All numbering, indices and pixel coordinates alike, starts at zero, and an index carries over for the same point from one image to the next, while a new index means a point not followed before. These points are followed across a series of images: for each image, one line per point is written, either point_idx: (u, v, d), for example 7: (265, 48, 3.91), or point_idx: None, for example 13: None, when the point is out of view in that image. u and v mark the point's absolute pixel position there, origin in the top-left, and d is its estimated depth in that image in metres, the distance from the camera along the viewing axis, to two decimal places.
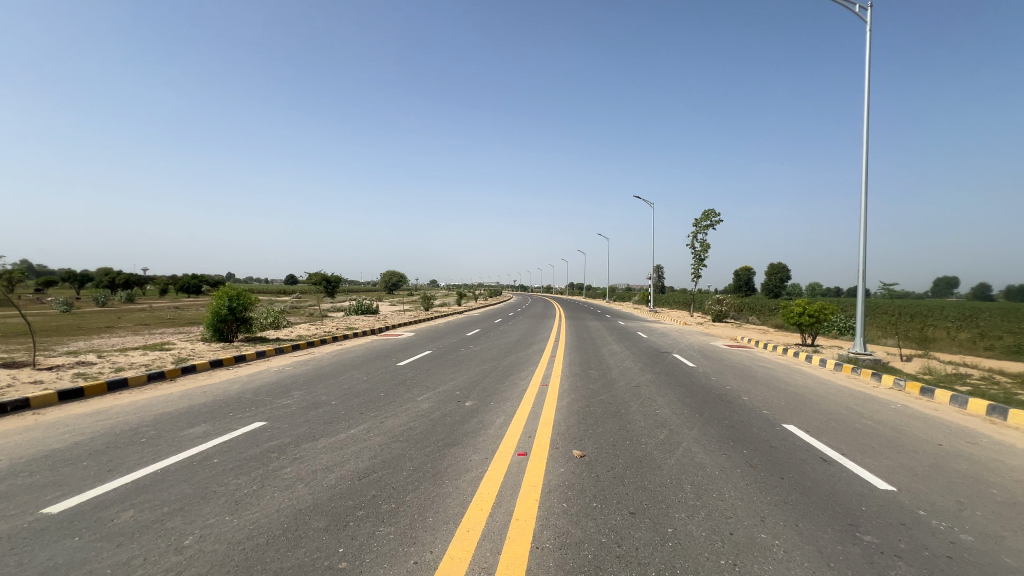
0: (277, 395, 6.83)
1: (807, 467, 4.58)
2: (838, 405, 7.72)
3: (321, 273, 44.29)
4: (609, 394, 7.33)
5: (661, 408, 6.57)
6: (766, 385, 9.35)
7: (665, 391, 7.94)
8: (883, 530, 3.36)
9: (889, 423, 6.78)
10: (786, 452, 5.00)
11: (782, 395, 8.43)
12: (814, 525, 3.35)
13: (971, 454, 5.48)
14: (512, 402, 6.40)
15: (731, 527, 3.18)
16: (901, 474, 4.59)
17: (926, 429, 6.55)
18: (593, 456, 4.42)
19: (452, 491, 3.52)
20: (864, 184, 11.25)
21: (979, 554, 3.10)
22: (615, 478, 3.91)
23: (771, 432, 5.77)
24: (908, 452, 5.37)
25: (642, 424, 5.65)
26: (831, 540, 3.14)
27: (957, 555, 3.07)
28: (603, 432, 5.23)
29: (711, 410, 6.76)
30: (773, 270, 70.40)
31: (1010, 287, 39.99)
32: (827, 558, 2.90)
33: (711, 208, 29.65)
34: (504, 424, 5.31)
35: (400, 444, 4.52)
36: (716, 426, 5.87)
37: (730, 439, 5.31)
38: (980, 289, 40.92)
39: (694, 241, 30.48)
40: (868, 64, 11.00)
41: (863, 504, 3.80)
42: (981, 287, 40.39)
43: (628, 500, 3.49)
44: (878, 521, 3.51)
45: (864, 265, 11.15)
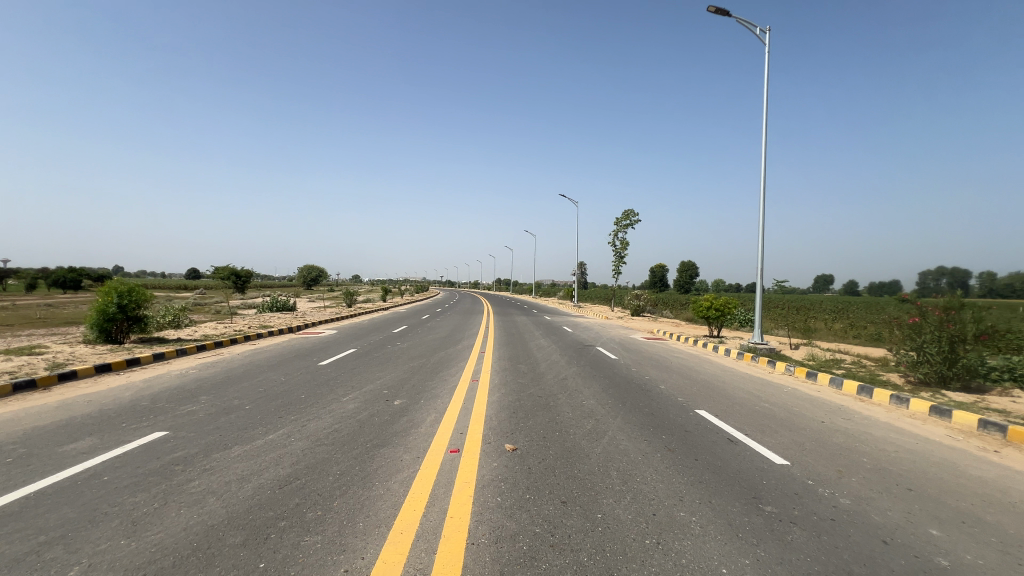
0: (181, 401, 6.18)
1: (716, 448, 5.02)
2: (741, 390, 8.54)
3: (230, 267, 40.83)
4: (538, 387, 7.51)
5: (587, 399, 6.85)
6: (680, 374, 10.05)
7: (590, 382, 8.30)
8: (781, 500, 3.76)
9: (783, 404, 7.63)
10: (699, 436, 5.42)
11: (694, 382, 9.14)
12: (725, 500, 3.67)
13: (846, 429, 6.31)
14: (442, 399, 6.33)
15: (654, 508, 3.38)
16: (793, 450, 5.16)
17: (811, 408, 7.46)
18: (525, 449, 4.49)
19: (383, 492, 3.41)
20: (763, 190, 12.55)
21: (855, 515, 3.58)
22: (546, 469, 4.01)
23: (686, 418, 6.24)
24: (798, 430, 6.05)
25: (570, 416, 5.84)
26: (739, 513, 3.46)
27: (838, 517, 3.52)
28: (533, 425, 5.33)
29: (632, 399, 7.17)
30: (684, 268, 76.05)
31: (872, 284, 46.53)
32: (735, 529, 3.19)
33: (631, 208, 31.42)
34: (435, 422, 5.24)
35: (324, 448, 4.29)
36: (637, 414, 6.23)
37: (650, 426, 5.66)
38: (849, 286, 47.21)
39: (615, 240, 32.24)
40: (767, 82, 12.17)
41: (763, 478, 4.23)
42: (850, 285, 46.63)
43: (560, 489, 3.59)
44: (776, 492, 3.94)
45: (761, 263, 12.43)
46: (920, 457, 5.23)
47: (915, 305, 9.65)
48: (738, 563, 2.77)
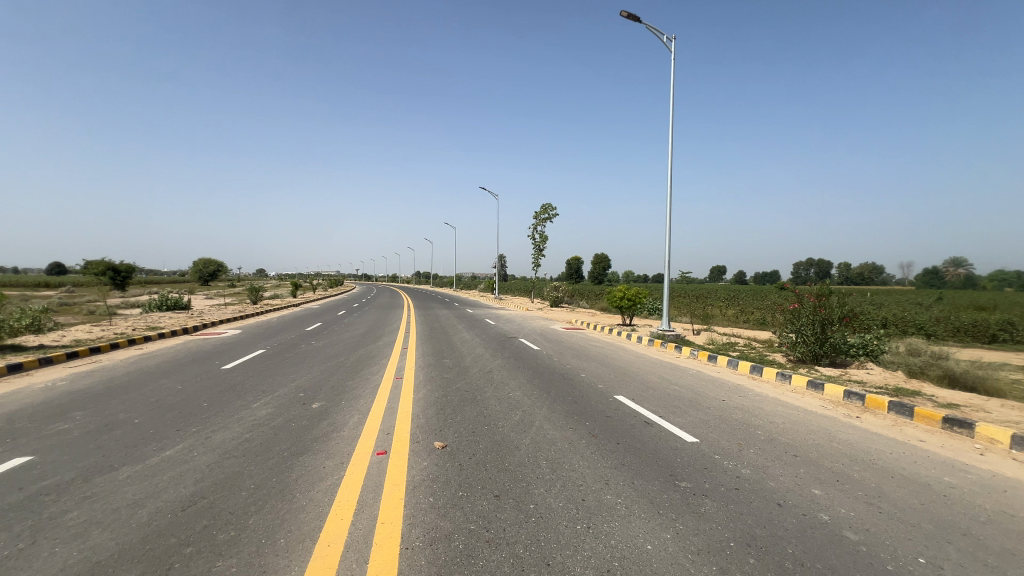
0: (49, 419, 5.29)
1: (634, 431, 5.33)
2: (653, 375, 9.16)
3: (104, 261, 35.65)
4: (464, 382, 7.47)
5: (513, 391, 6.94)
6: (598, 362, 10.54)
7: (516, 374, 8.42)
8: (694, 475, 4.10)
9: (690, 386, 8.31)
10: (619, 420, 5.72)
11: (612, 369, 9.64)
12: (645, 480, 3.92)
13: (743, 405, 7.02)
14: (365, 399, 6.06)
15: (583, 494, 3.52)
16: (701, 428, 5.64)
17: (713, 388, 8.22)
18: (454, 446, 4.44)
19: (305, 504, 3.18)
20: (669, 187, 13.54)
21: (755, 483, 4.00)
22: (477, 464, 4.00)
23: (606, 404, 6.55)
24: (704, 409, 6.62)
25: (498, 409, 5.88)
26: (658, 490, 3.72)
27: (742, 487, 3.91)
28: (461, 420, 5.29)
29: (556, 388, 7.39)
30: (598, 260, 79.79)
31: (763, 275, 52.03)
32: (657, 506, 3.42)
33: (549, 202, 32.27)
34: (359, 424, 5.01)
35: (234, 461, 3.91)
36: (561, 403, 6.44)
37: (574, 414, 5.88)
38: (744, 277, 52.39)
39: (534, 233, 32.97)
40: (673, 88, 13.05)
41: (677, 456, 4.59)
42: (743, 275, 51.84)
43: (492, 484, 3.61)
44: (689, 468, 4.28)
45: (669, 256, 13.41)
46: (802, 427, 5.97)
47: (795, 293, 11.11)
48: (660, 538, 2.97)
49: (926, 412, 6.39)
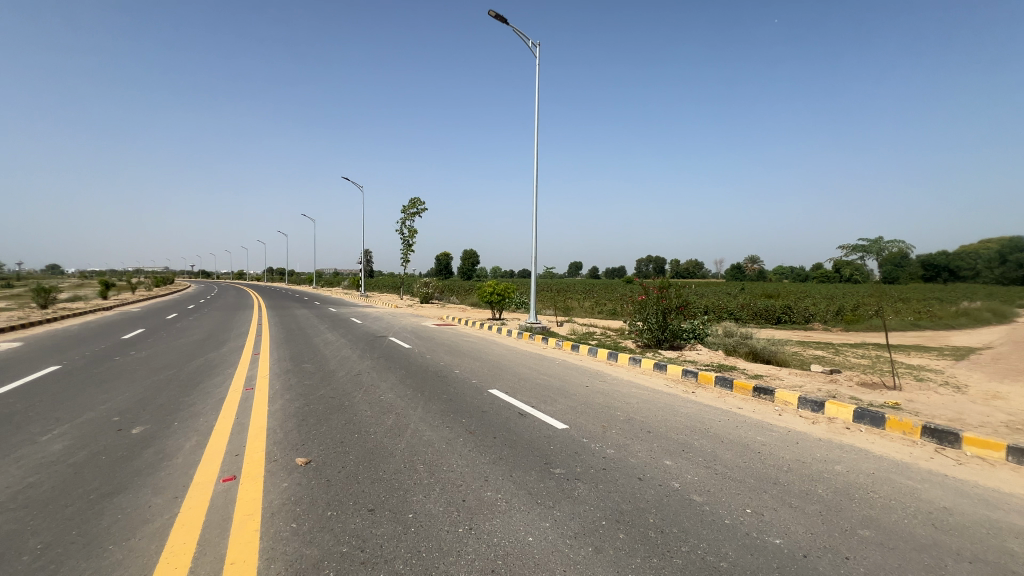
0: None
1: (509, 424, 5.42)
2: (524, 367, 9.48)
3: None
4: (329, 388, 6.84)
5: (385, 394, 6.57)
6: (471, 357, 10.58)
7: (386, 375, 8.00)
8: (566, 461, 4.31)
9: (557, 375, 8.79)
10: (495, 415, 5.77)
11: (485, 363, 9.75)
12: (522, 471, 4.00)
13: (603, 389, 7.65)
14: (206, 417, 5.17)
15: (463, 495, 3.44)
16: (569, 414, 5.97)
17: (577, 376, 8.81)
18: (320, 460, 4.01)
19: (122, 557, 2.56)
20: (535, 186, 14.24)
21: (619, 462, 4.35)
22: (347, 478, 3.66)
23: (481, 399, 6.57)
24: (571, 396, 7.04)
25: (368, 414, 5.49)
26: (535, 480, 3.82)
27: (608, 466, 4.22)
28: (327, 431, 4.81)
29: (430, 387, 7.20)
30: (467, 256, 80.64)
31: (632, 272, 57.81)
32: (534, 497, 3.50)
33: (417, 196, 31.53)
34: (199, 447, 4.24)
35: (11, 516, 2.99)
36: (436, 402, 6.27)
37: (450, 412, 5.77)
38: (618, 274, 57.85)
39: (402, 227, 31.95)
40: (538, 92, 13.68)
41: (551, 444, 4.78)
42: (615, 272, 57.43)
43: (365, 498, 3.32)
44: (562, 454, 4.49)
45: (535, 252, 14.07)
46: (652, 405, 6.71)
47: (642, 286, 12.52)
48: (540, 528, 3.04)
49: (742, 384, 7.69)
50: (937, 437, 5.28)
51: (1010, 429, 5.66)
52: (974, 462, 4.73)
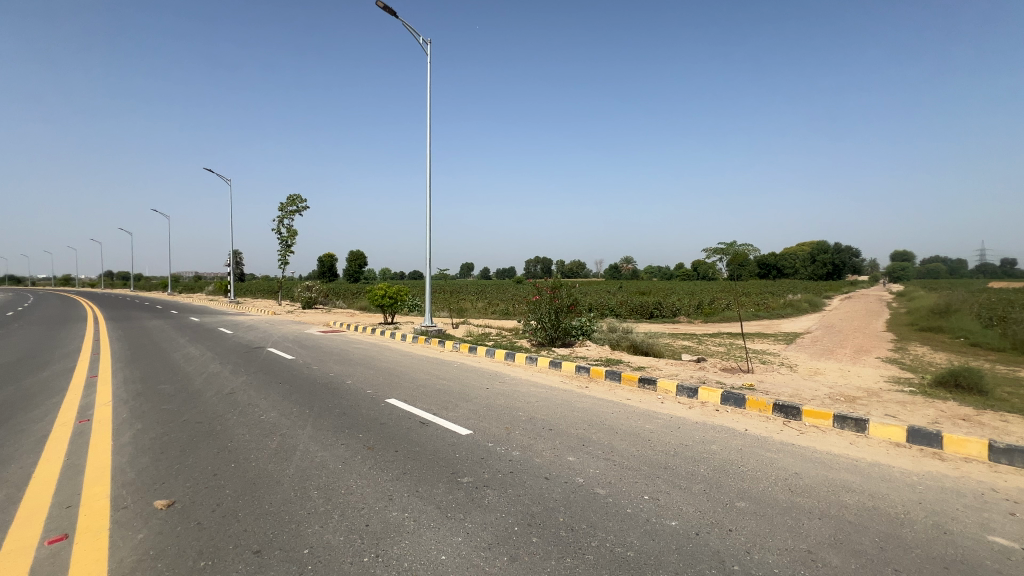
0: None
1: (410, 434, 5.17)
2: (421, 373, 9.17)
3: None
4: (195, 411, 5.91)
5: (266, 413, 5.86)
6: (363, 365, 9.96)
7: (266, 391, 7.16)
8: (473, 468, 4.22)
9: (456, 379, 8.64)
10: (393, 426, 5.46)
11: (379, 371, 9.24)
12: (429, 484, 3.82)
13: (503, 390, 7.69)
14: (21, 462, 4.11)
15: (366, 519, 3.17)
16: (472, 419, 5.88)
17: (477, 378, 8.75)
18: (188, 500, 3.41)
19: None
20: (427, 186, 13.94)
21: (526, 463, 4.38)
22: (225, 516, 3.16)
23: (379, 410, 6.19)
24: (472, 400, 6.96)
25: (246, 438, 4.84)
26: (443, 493, 3.67)
27: (516, 469, 4.22)
28: (194, 463, 4.13)
29: (319, 401, 6.59)
30: (354, 257, 76.34)
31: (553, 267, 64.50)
32: (444, 510, 3.36)
33: (297, 193, 28.95)
34: (11, 503, 3.35)
35: None
36: (327, 417, 5.75)
37: (344, 427, 5.33)
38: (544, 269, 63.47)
39: (279, 226, 29.09)
40: (429, 90, 13.36)
41: (456, 452, 4.65)
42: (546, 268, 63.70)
43: (249, 538, 2.89)
44: (468, 461, 4.40)
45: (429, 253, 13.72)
46: (550, 402, 6.91)
47: (535, 287, 12.90)
48: (453, 544, 2.90)
49: (629, 376, 8.29)
50: (784, 412, 6.19)
51: (833, 400, 6.86)
52: (811, 430, 5.63)
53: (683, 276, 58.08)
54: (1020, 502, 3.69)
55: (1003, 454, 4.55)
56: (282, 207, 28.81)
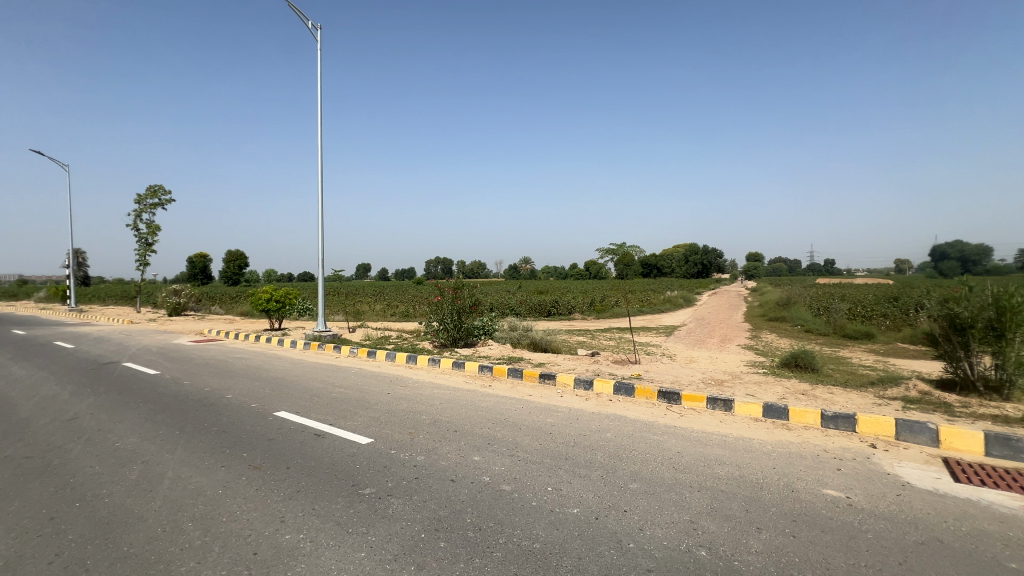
0: None
1: (303, 448, 4.78)
2: (315, 381, 8.54)
3: None
4: (22, 444, 4.86)
5: (122, 439, 5.02)
6: (246, 377, 9.01)
7: (122, 413, 6.14)
8: (375, 478, 4.03)
9: (355, 386, 8.19)
10: (283, 441, 5.01)
11: (265, 383, 8.42)
12: (326, 500, 3.57)
13: (405, 394, 7.45)
14: None
15: (253, 547, 2.87)
16: (373, 426, 5.61)
17: (377, 383, 8.37)
18: (15, 554, 2.81)
19: None
20: (320, 180, 13.01)
21: (431, 467, 4.28)
22: (69, 568, 2.66)
23: (266, 425, 5.63)
24: (372, 406, 6.65)
25: (96, 471, 4.10)
26: (342, 508, 3.45)
27: (421, 475, 4.11)
28: (23, 508, 3.40)
29: (191, 420, 5.82)
30: (232, 257, 68.60)
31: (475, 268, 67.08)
32: (344, 526, 3.16)
33: (159, 183, 25.19)
34: None
35: None
36: (202, 437, 5.10)
37: (223, 447, 4.76)
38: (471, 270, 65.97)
39: (136, 221, 25.09)
40: (320, 80, 12.50)
41: (355, 463, 4.40)
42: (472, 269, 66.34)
43: None
44: (370, 471, 4.18)
45: (322, 253, 12.82)
46: (454, 403, 6.86)
47: (437, 287, 12.73)
48: (355, 560, 2.75)
49: (530, 372, 8.54)
50: (667, 397, 6.84)
51: (706, 384, 7.74)
52: (689, 412, 6.29)
53: (577, 275, 61.40)
54: (844, 459, 4.48)
55: (832, 420, 5.50)
56: (139, 199, 24.86)
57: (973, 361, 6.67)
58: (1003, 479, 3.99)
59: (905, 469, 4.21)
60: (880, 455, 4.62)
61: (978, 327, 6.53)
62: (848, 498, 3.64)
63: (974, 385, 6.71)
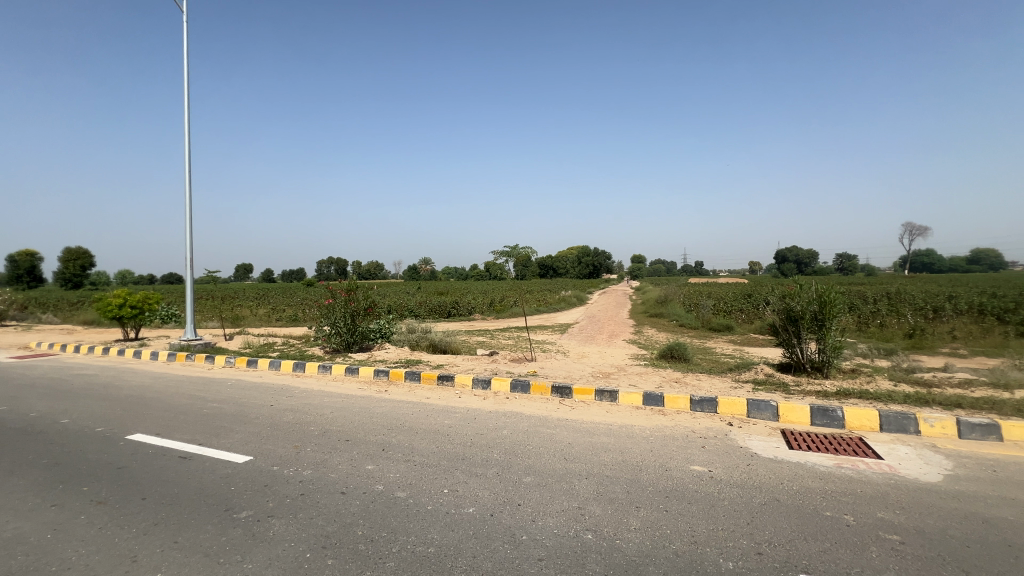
0: None
1: (164, 474, 4.19)
2: (182, 397, 7.53)
3: None
4: None
5: None
6: (89, 396, 7.64)
7: None
8: (253, 499, 3.67)
9: (232, 399, 7.37)
10: (138, 468, 4.34)
11: (116, 402, 7.21)
12: (192, 531, 3.18)
13: (291, 405, 6.89)
14: None
15: None
16: (252, 442, 5.11)
17: (259, 395, 7.63)
18: None
19: None
20: (187, 170, 11.53)
21: (319, 482, 4.01)
22: None
23: (115, 451, 4.83)
24: (252, 420, 6.05)
25: None
26: (212, 537, 3.10)
27: (307, 490, 3.84)
28: None
29: (9, 454, 4.78)
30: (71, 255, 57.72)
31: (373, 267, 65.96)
32: (214, 557, 2.85)
33: None
34: None
35: None
36: (24, 474, 4.22)
37: (55, 483, 3.99)
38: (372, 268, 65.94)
39: None
40: (184, 56, 11.10)
41: (230, 484, 3.97)
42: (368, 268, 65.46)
43: None
44: (246, 493, 3.80)
45: (190, 252, 11.37)
46: (347, 411, 6.50)
47: (328, 289, 11.96)
48: None
49: (429, 374, 8.41)
50: (560, 392, 7.19)
51: (595, 378, 8.28)
52: (580, 405, 6.67)
53: (477, 276, 61.88)
54: (707, 437, 5.09)
55: (698, 404, 6.22)
56: None
57: (804, 347, 7.98)
58: (823, 444, 4.84)
59: (754, 442, 4.90)
60: (735, 431, 5.32)
61: (806, 318, 7.83)
62: (710, 471, 4.15)
63: (805, 367, 8.03)
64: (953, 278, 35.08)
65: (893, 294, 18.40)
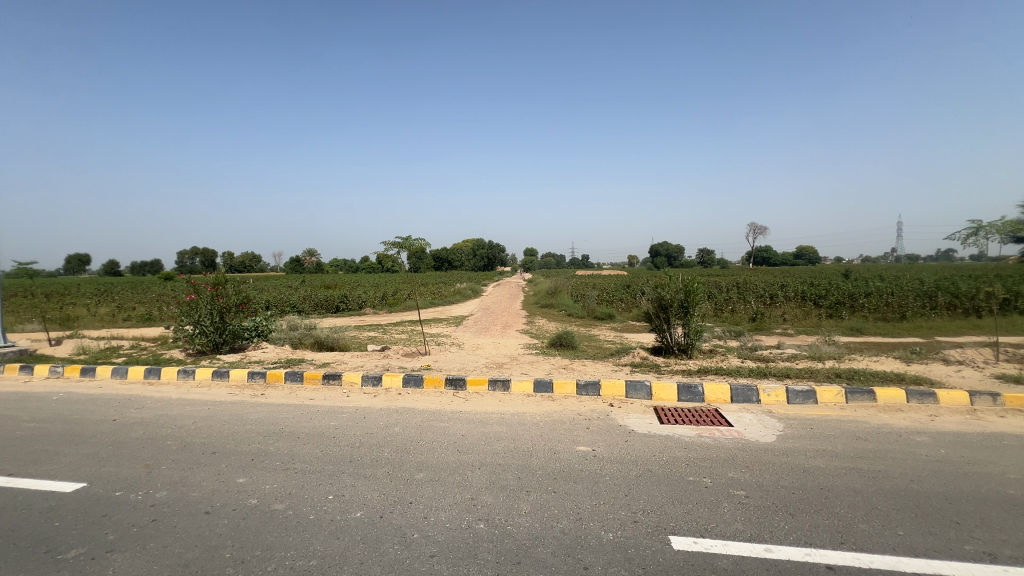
0: None
1: None
2: None
3: None
4: None
5: None
6: None
7: None
8: (86, 535, 3.08)
9: (59, 416, 6.12)
10: None
11: None
12: None
13: (141, 418, 5.92)
14: None
15: None
16: (85, 466, 4.28)
17: (98, 409, 6.44)
18: None
19: None
20: None
21: (175, 504, 3.50)
22: None
23: None
24: (86, 440, 5.07)
25: None
26: None
27: (160, 515, 3.33)
28: None
29: None
30: None
31: (246, 258, 59.72)
32: None
33: None
34: None
35: None
36: None
37: None
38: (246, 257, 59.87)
39: None
40: None
41: (53, 520, 3.28)
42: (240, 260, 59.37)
43: None
44: (75, 527, 3.17)
45: None
46: (214, 420, 5.77)
47: (189, 283, 10.47)
48: None
49: (312, 374, 7.82)
50: (453, 385, 7.15)
51: (488, 369, 8.39)
52: (473, 396, 6.71)
53: (368, 270, 59.28)
54: (590, 419, 5.44)
55: (583, 388, 6.62)
56: None
57: (672, 332, 8.93)
58: (687, 417, 5.45)
59: (632, 421, 5.35)
60: (615, 411, 5.76)
61: (674, 306, 8.76)
62: (594, 451, 4.45)
63: (673, 349, 8.99)
64: (784, 270, 41.97)
65: (741, 283, 21.38)
